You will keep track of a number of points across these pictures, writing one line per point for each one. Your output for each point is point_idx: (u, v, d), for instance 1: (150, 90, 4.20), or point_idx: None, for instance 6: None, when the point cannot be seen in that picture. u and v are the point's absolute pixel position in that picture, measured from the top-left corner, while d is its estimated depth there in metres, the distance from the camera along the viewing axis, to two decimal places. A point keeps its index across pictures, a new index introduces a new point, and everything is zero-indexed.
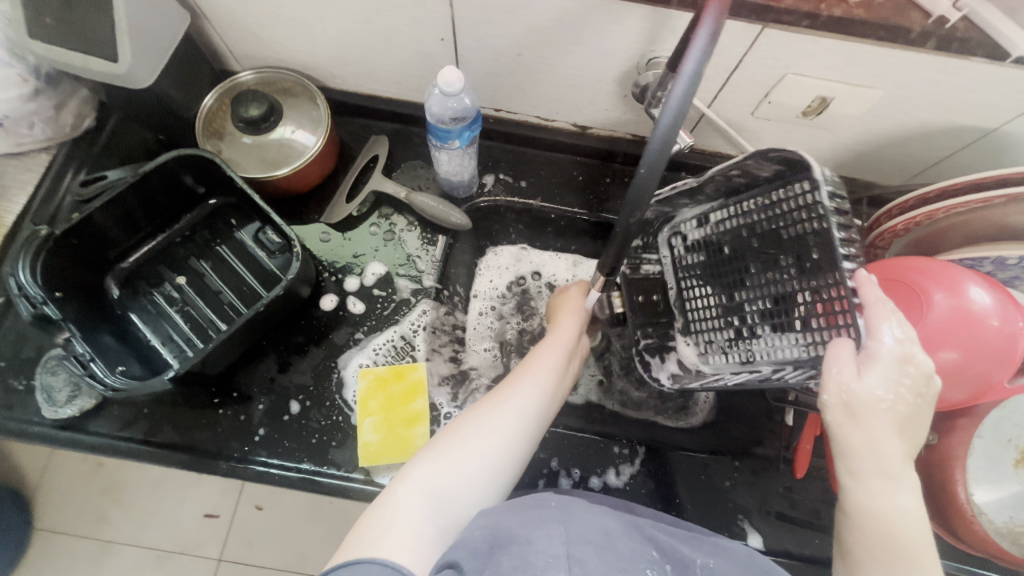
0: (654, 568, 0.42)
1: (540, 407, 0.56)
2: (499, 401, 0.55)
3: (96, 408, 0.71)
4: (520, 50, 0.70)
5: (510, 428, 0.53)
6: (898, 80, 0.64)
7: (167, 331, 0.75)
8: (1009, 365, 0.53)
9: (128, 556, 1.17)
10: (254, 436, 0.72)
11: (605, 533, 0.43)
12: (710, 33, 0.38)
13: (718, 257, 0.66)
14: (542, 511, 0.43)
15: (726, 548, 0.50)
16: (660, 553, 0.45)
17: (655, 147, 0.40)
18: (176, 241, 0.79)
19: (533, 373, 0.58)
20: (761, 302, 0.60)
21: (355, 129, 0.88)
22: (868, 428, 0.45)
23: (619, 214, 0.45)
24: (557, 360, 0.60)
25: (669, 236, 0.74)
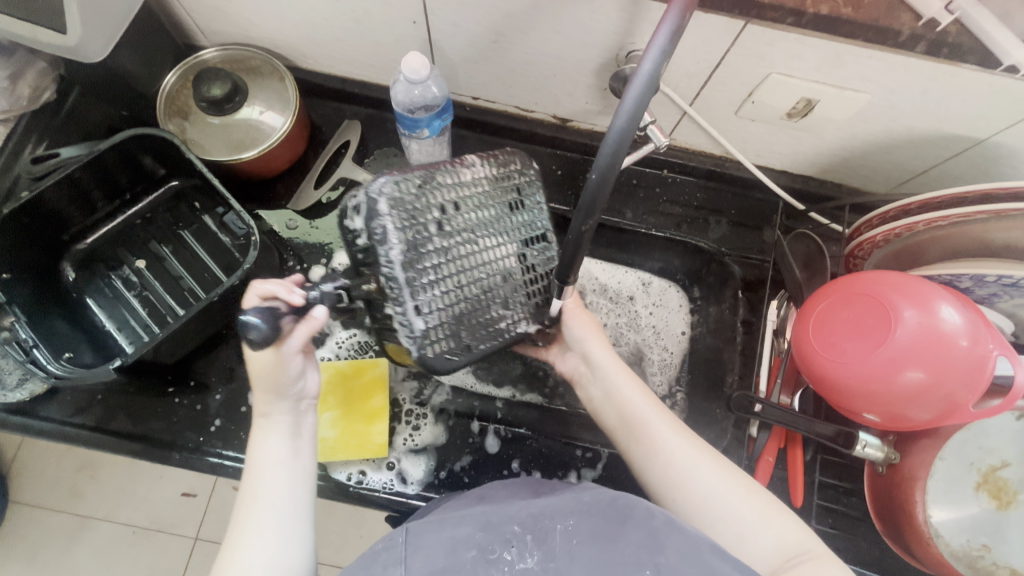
0: (510, 549, 0.42)
1: (286, 487, 0.51)
2: (232, 544, 0.47)
3: (48, 393, 0.69)
4: (496, 36, 0.67)
5: (250, 572, 0.46)
6: (886, 84, 0.61)
7: (124, 317, 0.73)
8: (977, 388, 0.51)
9: (102, 532, 1.17)
10: (209, 427, 0.70)
11: (453, 543, 0.42)
12: (672, 30, 0.36)
13: (454, 256, 0.58)
14: (384, 553, 0.42)
15: (589, 501, 0.46)
16: (521, 526, 0.43)
17: (607, 153, 0.38)
18: (135, 224, 0.77)
19: (258, 485, 0.50)
20: (494, 296, 0.60)
21: (327, 112, 0.84)
22: (590, 389, 0.64)
23: (571, 220, 0.42)
24: (282, 450, 0.53)
25: (393, 202, 0.56)
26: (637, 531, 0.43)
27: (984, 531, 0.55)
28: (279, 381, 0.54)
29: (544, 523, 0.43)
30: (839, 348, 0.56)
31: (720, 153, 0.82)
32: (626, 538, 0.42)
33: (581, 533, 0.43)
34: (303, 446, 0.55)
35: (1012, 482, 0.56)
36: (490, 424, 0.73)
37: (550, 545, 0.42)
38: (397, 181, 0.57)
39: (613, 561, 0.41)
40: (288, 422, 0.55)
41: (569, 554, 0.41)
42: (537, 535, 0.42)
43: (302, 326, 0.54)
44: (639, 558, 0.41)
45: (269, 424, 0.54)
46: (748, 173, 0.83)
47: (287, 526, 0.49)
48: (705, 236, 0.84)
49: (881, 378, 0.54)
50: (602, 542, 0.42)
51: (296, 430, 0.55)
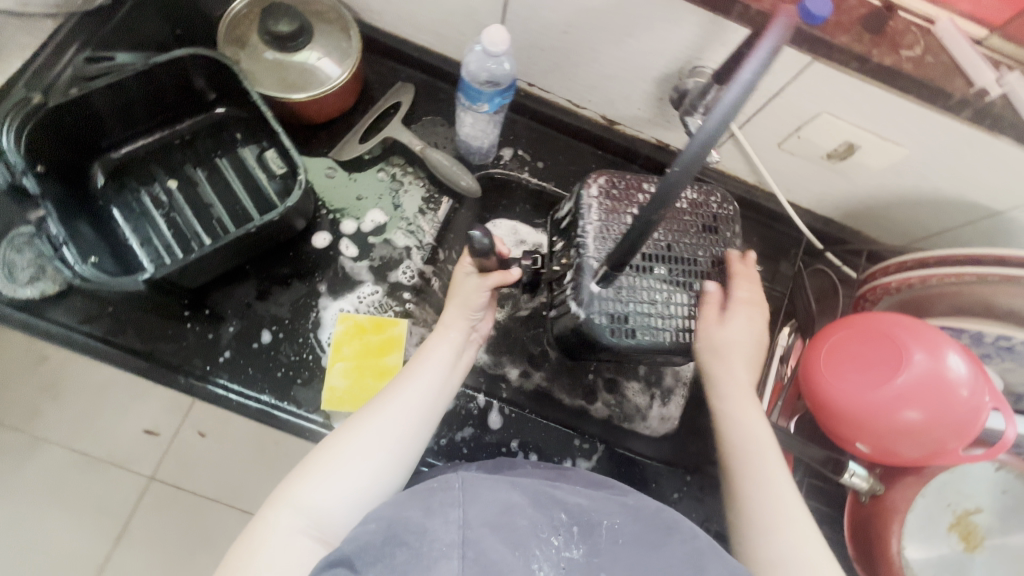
0: (558, 535, 0.48)
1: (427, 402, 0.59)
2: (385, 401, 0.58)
3: (58, 296, 0.68)
4: (569, 28, 0.69)
5: (376, 442, 0.55)
6: (926, 143, 0.65)
7: (148, 233, 0.72)
8: (964, 436, 0.56)
9: (52, 457, 1.00)
10: (218, 357, 0.70)
11: (507, 506, 0.49)
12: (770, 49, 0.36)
13: (654, 254, 0.63)
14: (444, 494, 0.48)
15: (635, 511, 0.54)
16: (568, 517, 0.51)
17: (691, 151, 0.40)
18: (174, 144, 0.76)
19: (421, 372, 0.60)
20: (677, 295, 0.62)
21: (382, 70, 0.85)
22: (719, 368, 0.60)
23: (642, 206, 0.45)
24: (447, 359, 0.62)
25: (598, 195, 0.64)
26: (679, 545, 0.50)
27: (948, 569, 0.59)
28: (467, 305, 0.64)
29: (591, 518, 0.51)
30: (843, 377, 0.59)
31: (752, 181, 0.86)
32: (670, 551, 0.49)
33: (624, 535, 0.51)
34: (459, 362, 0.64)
35: (981, 527, 0.60)
36: (496, 401, 0.75)
37: (594, 540, 0.50)
38: (606, 180, 0.65)
39: (656, 565, 0.48)
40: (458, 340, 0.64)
41: (612, 552, 0.49)
42: (583, 528, 0.50)
43: (497, 273, 0.63)
44: (682, 567, 0.48)
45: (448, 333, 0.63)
46: (775, 205, 0.87)
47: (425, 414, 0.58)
48: None
49: (880, 411, 0.57)
50: (643, 548, 0.49)
51: (460, 348, 0.64)
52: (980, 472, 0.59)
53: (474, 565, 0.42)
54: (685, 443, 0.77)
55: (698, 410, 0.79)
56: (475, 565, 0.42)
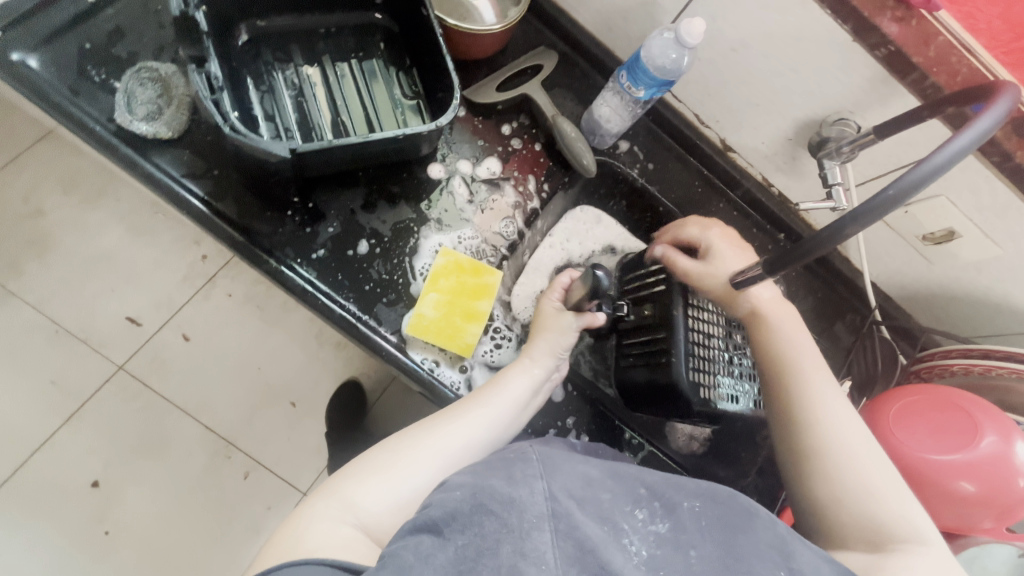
0: (642, 509, 0.45)
1: (497, 428, 0.60)
2: (452, 422, 0.58)
3: (167, 143, 0.64)
4: (738, 47, 0.72)
5: (445, 455, 0.56)
6: (1021, 250, 0.71)
7: (272, 110, 0.69)
8: (1003, 517, 0.60)
9: (23, 316, 1.16)
10: (312, 253, 0.68)
11: (589, 480, 0.46)
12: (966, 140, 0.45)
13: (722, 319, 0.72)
14: (523, 465, 0.44)
15: (713, 489, 0.49)
16: (649, 492, 0.47)
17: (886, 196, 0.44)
18: (319, 33, 0.74)
19: (493, 402, 0.61)
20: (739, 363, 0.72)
21: (529, 30, 0.85)
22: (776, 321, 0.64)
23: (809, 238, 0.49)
24: (524, 393, 0.63)
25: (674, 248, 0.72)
26: (764, 529, 0.45)
27: None
28: (557, 339, 0.66)
29: (671, 495, 0.47)
30: (910, 435, 0.63)
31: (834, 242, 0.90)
32: (755, 535, 0.45)
33: (707, 516, 0.46)
34: (532, 400, 0.65)
35: None
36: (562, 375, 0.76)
37: (677, 516, 0.45)
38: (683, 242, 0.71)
39: (748, 551, 0.44)
40: (538, 377, 0.65)
41: (700, 530, 0.45)
42: (665, 504, 0.46)
43: (589, 314, 0.68)
44: (770, 556, 0.43)
45: (528, 367, 0.64)
46: (847, 271, 0.91)
47: (488, 444, 0.59)
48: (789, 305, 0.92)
49: (941, 479, 0.61)
50: (729, 531, 0.45)
51: (538, 385, 0.65)
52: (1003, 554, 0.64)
53: (567, 538, 0.40)
54: (718, 466, 0.80)
55: (740, 439, 0.80)
56: (567, 537, 0.40)
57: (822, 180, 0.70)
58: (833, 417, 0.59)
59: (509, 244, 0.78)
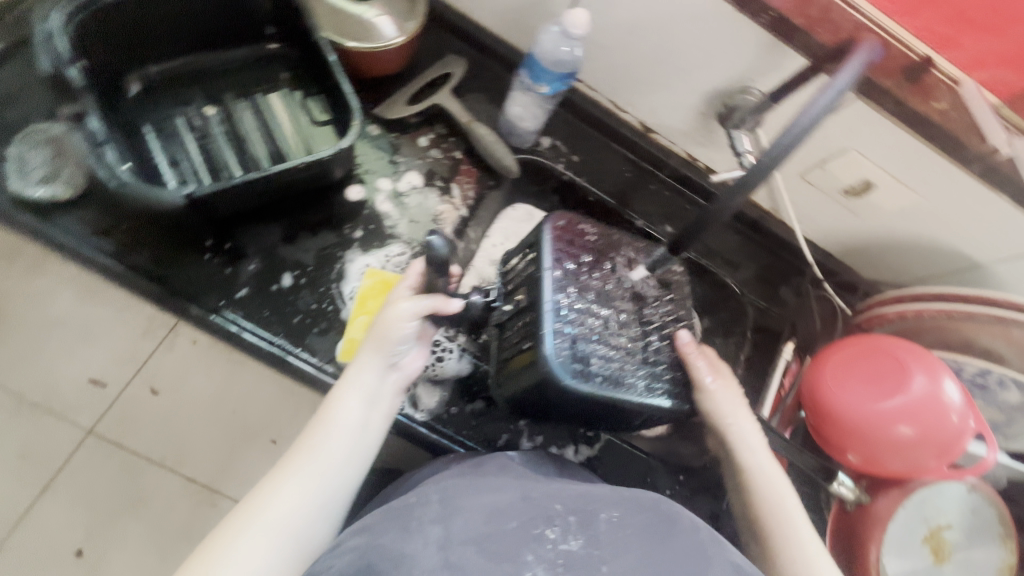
0: (553, 527, 0.40)
1: (341, 460, 0.49)
2: (282, 481, 0.47)
3: (69, 204, 0.63)
4: (634, 30, 0.73)
5: (283, 523, 0.45)
6: (935, 191, 0.72)
7: (177, 156, 0.68)
8: (947, 455, 0.61)
9: None
10: (234, 293, 0.67)
11: (494, 510, 0.41)
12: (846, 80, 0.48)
13: (608, 296, 0.56)
14: (420, 511, 0.40)
15: (638, 498, 0.45)
16: (564, 506, 0.42)
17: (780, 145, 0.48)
18: (217, 71, 0.73)
19: (326, 432, 0.49)
20: (635, 346, 0.55)
21: (435, 40, 0.85)
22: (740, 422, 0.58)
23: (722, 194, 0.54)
24: (362, 407, 0.51)
25: (554, 220, 0.57)
26: (683, 538, 0.41)
27: None
28: (390, 335, 0.52)
29: (588, 507, 0.43)
30: (849, 390, 0.64)
31: (766, 207, 0.91)
32: (672, 546, 0.40)
33: (627, 527, 0.41)
34: (380, 408, 0.54)
35: (950, 542, 0.64)
36: None
37: (592, 530, 0.41)
38: (570, 221, 0.58)
39: (665, 563, 0.39)
40: (376, 382, 0.52)
41: (614, 542, 0.40)
42: (579, 518, 0.41)
43: (437, 297, 0.54)
44: (685, 564, 0.39)
45: (355, 381, 0.52)
46: (784, 234, 0.92)
47: (336, 481, 0.49)
48: (732, 275, 0.93)
49: (879, 425, 0.62)
50: (648, 539, 0.41)
51: (378, 390, 0.53)
52: (954, 491, 0.65)
53: None
54: None
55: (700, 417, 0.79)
56: None
57: (733, 151, 0.70)
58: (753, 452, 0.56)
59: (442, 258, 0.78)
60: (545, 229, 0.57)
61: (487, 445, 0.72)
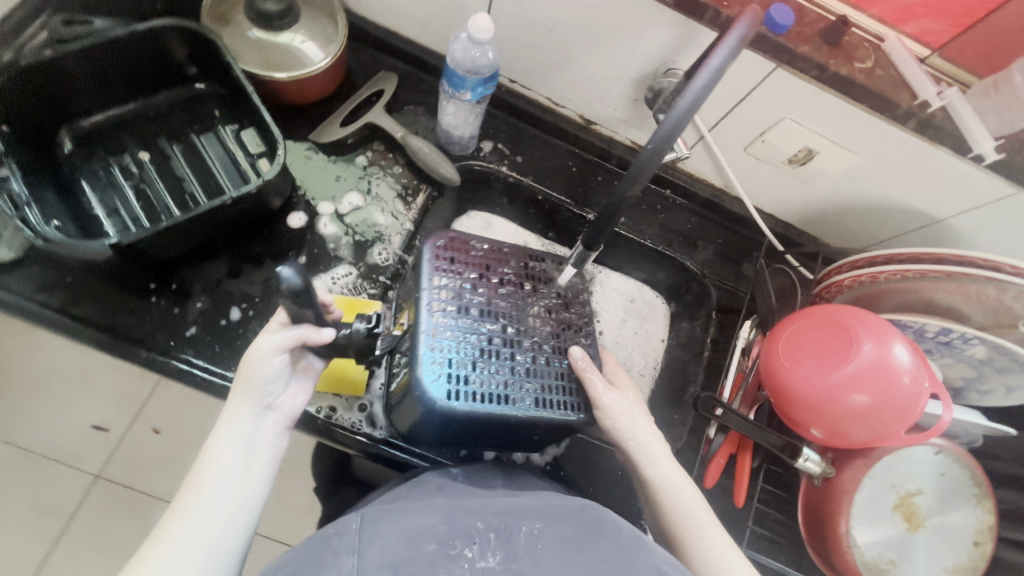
0: (472, 546, 0.44)
1: (217, 518, 0.49)
2: (155, 548, 0.47)
3: (13, 264, 0.65)
4: (552, 26, 0.72)
5: None
6: (876, 152, 0.70)
7: (115, 205, 0.70)
8: (906, 420, 0.60)
9: None
10: (183, 332, 0.68)
11: (412, 534, 0.44)
12: (734, 42, 0.45)
13: (493, 313, 0.60)
14: (339, 542, 0.43)
15: (559, 508, 0.49)
16: (485, 523, 0.46)
17: (667, 126, 0.47)
18: (148, 116, 0.74)
19: (198, 490, 0.49)
20: (524, 360, 0.59)
21: (365, 58, 0.85)
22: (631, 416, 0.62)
23: (620, 184, 0.54)
24: (235, 457, 0.51)
25: (436, 242, 0.62)
26: (601, 545, 0.46)
27: (893, 548, 0.63)
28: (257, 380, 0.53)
29: (508, 522, 0.46)
30: (802, 364, 0.63)
31: (719, 185, 0.90)
32: (589, 551, 0.45)
33: (545, 537, 0.46)
34: (263, 454, 0.53)
35: (922, 508, 0.64)
36: None
37: (512, 545, 0.45)
38: (454, 241, 0.63)
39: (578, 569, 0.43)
40: (248, 430, 0.53)
41: (532, 555, 0.44)
42: (499, 534, 0.45)
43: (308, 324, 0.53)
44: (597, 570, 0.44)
45: (229, 430, 0.52)
46: (740, 210, 0.91)
47: (215, 538, 0.48)
48: (691, 257, 0.91)
49: (833, 397, 0.61)
50: (567, 548, 0.45)
51: (255, 437, 0.53)
52: (918, 454, 0.64)
53: None
54: None
55: None
56: None
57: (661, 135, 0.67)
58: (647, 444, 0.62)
59: (391, 273, 0.79)
60: (427, 252, 0.61)
61: (452, 459, 0.70)
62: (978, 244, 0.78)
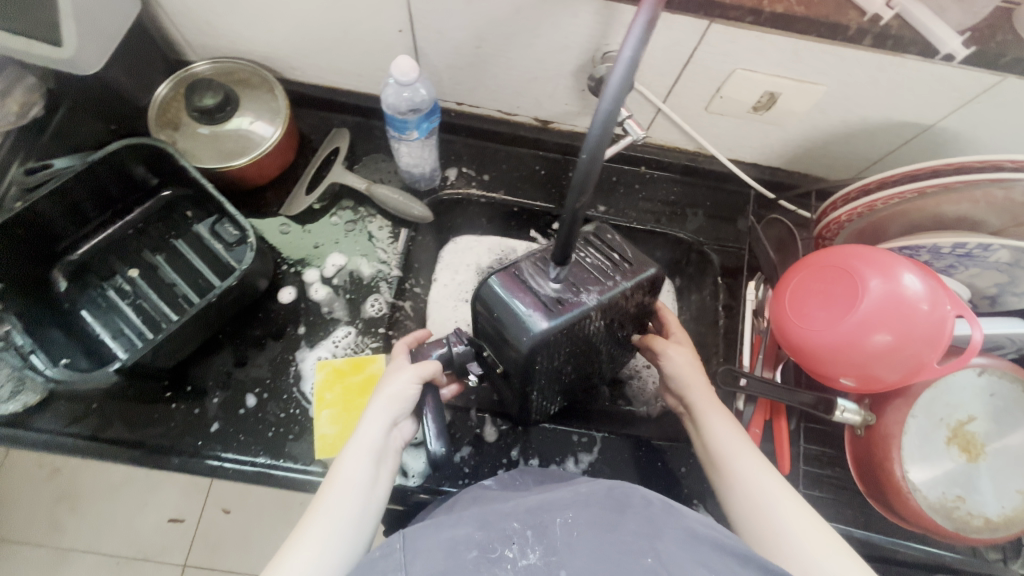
0: (511, 546, 0.43)
1: (354, 517, 0.48)
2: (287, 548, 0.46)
3: (40, 405, 0.69)
4: (479, 42, 0.71)
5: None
6: (840, 77, 0.67)
7: (118, 325, 0.73)
8: (938, 347, 0.56)
9: None
10: (208, 430, 0.71)
11: (453, 544, 0.43)
12: (648, 19, 0.38)
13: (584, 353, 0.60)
14: (385, 561, 0.41)
15: (587, 495, 0.47)
16: (521, 523, 0.44)
17: (593, 137, 0.41)
18: (128, 234, 0.77)
19: (336, 492, 0.49)
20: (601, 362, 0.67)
21: (316, 121, 0.87)
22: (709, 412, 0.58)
23: (565, 199, 0.45)
24: (370, 467, 0.51)
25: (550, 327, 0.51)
26: (635, 517, 0.45)
27: (957, 483, 0.59)
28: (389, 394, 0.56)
29: (542, 517, 0.45)
30: (812, 317, 0.60)
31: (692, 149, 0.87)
32: (625, 526, 0.44)
33: (580, 525, 0.44)
34: (386, 470, 0.53)
35: (978, 435, 0.60)
36: (488, 414, 0.75)
37: (549, 538, 0.43)
38: (565, 309, 0.52)
39: (616, 548, 0.42)
40: (380, 442, 0.53)
41: (570, 545, 0.42)
42: (537, 530, 0.44)
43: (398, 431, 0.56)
44: (638, 544, 0.42)
45: (366, 438, 0.53)
46: (721, 167, 0.88)
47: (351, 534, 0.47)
48: (683, 227, 0.88)
49: (854, 344, 0.58)
50: (602, 529, 0.43)
51: (383, 450, 0.53)
52: (960, 379, 0.60)
53: None
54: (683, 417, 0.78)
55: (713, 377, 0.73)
56: None
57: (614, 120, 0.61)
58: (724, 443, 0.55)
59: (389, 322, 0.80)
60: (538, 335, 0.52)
61: None
62: (978, 138, 0.73)
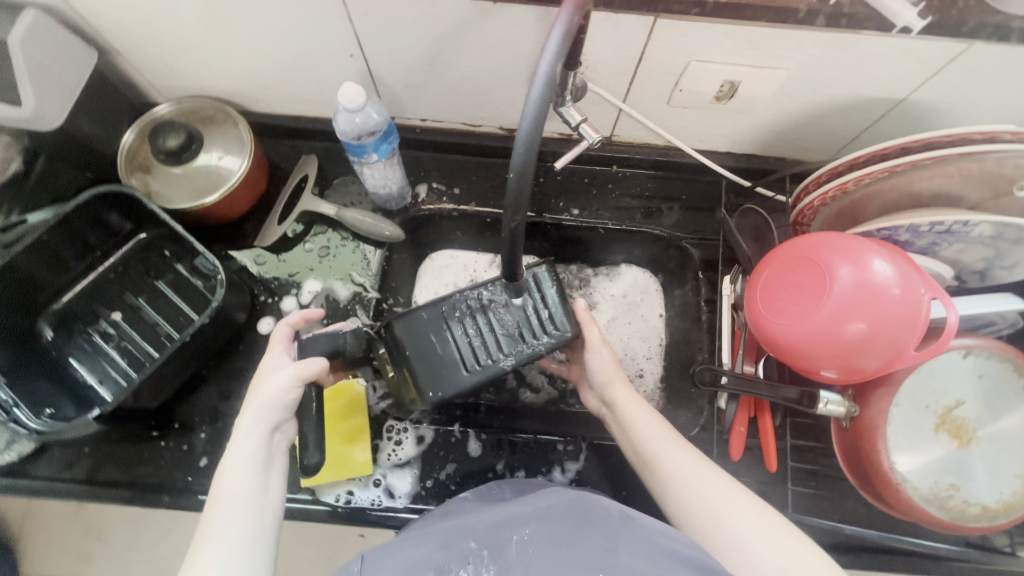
0: (466, 565, 0.43)
1: (253, 520, 0.49)
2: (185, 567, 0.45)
3: (34, 452, 0.71)
4: (431, 59, 0.71)
5: None
6: (799, 59, 0.65)
7: (104, 369, 0.75)
8: (916, 333, 0.53)
9: None
10: (197, 465, 0.72)
11: (411, 565, 0.43)
12: (565, 27, 0.39)
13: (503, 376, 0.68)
14: None
15: (547, 509, 0.47)
16: (477, 543, 0.44)
17: (521, 149, 0.41)
18: (110, 278, 0.79)
19: (224, 504, 0.49)
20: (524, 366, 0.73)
21: (286, 150, 0.88)
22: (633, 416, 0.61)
23: (503, 213, 0.46)
24: (254, 473, 0.52)
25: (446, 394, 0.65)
26: (594, 533, 0.43)
27: (950, 471, 0.57)
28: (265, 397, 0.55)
29: (500, 536, 0.44)
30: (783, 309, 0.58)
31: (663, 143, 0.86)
32: (582, 540, 0.43)
33: (536, 540, 0.43)
34: (274, 472, 0.53)
35: (969, 420, 0.58)
36: (471, 429, 0.75)
37: (504, 557, 0.43)
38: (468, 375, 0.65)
39: (569, 563, 0.41)
40: (262, 447, 0.53)
41: (524, 563, 0.41)
42: (492, 549, 0.43)
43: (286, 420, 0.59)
44: (590, 558, 0.41)
45: (240, 446, 0.53)
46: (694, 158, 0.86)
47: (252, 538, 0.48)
48: (659, 223, 0.87)
49: (829, 334, 0.56)
50: (555, 545, 0.42)
51: (267, 454, 0.54)
52: (947, 363, 0.58)
53: None
54: None
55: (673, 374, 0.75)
56: None
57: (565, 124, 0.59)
58: (659, 447, 0.58)
59: None
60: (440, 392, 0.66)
61: None
62: (956, 107, 0.70)
